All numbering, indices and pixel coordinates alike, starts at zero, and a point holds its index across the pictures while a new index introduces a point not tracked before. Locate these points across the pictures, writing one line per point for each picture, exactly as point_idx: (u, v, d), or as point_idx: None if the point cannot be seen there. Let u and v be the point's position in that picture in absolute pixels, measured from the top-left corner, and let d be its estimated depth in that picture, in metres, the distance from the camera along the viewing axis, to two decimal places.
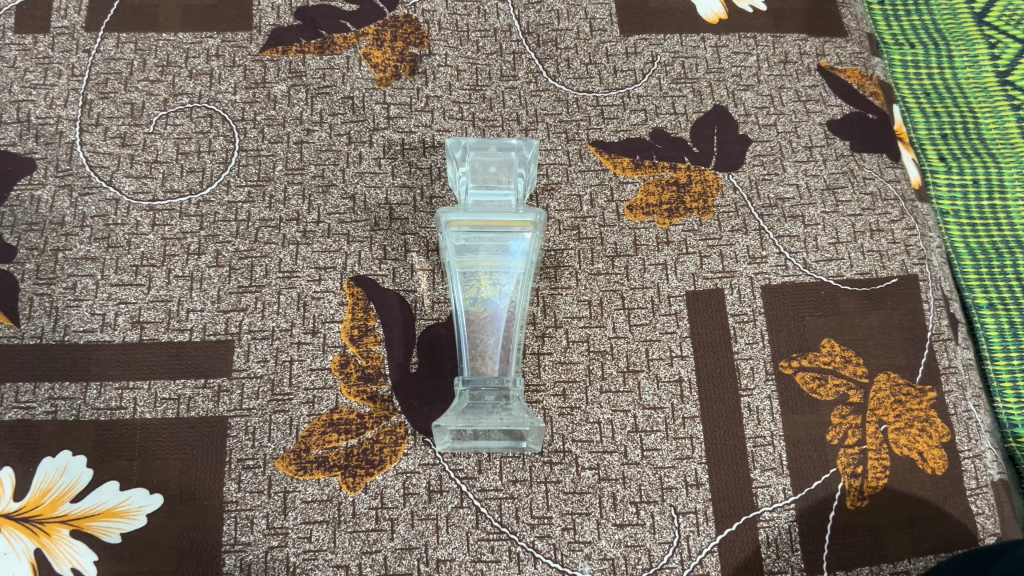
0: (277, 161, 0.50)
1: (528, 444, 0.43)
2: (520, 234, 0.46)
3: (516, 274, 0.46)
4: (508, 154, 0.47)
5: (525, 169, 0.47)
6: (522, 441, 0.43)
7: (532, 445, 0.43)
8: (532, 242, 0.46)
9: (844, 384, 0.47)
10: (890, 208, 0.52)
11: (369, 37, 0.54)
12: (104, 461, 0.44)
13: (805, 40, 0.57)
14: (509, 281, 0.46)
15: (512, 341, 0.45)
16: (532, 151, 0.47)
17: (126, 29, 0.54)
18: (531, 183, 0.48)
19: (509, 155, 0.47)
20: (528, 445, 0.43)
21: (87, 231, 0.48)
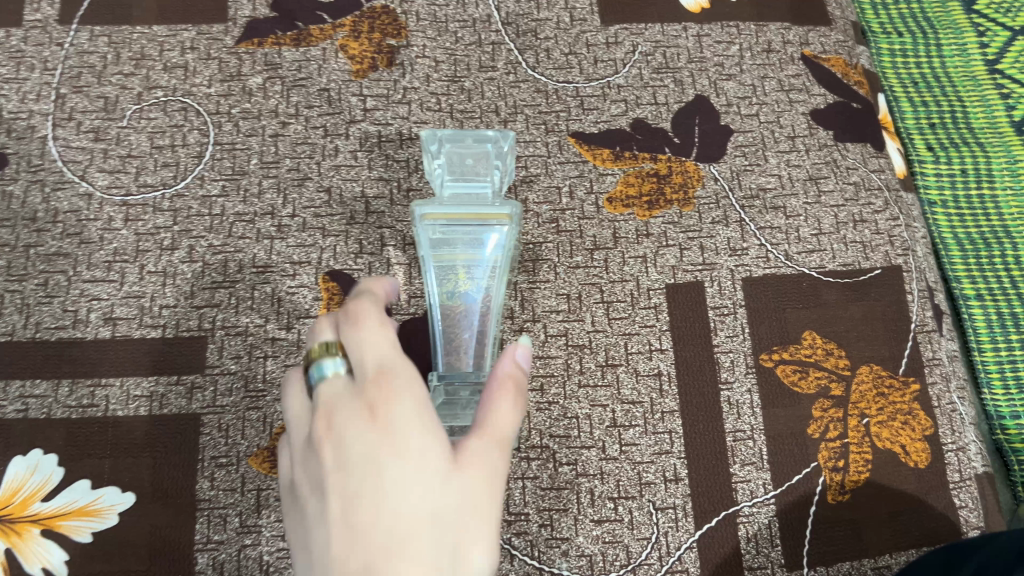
0: (252, 154, 0.50)
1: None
2: (495, 227, 0.45)
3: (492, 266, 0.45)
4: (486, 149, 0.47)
5: (502, 165, 0.47)
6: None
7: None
8: (507, 235, 0.46)
9: (826, 377, 0.47)
10: (873, 198, 0.51)
11: (346, 28, 0.53)
12: (75, 459, 0.43)
13: (789, 29, 0.56)
14: (483, 274, 0.45)
15: (487, 335, 0.44)
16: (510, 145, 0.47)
17: (100, 22, 0.53)
18: (508, 176, 0.47)
19: (487, 150, 0.47)
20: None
21: (60, 227, 0.48)
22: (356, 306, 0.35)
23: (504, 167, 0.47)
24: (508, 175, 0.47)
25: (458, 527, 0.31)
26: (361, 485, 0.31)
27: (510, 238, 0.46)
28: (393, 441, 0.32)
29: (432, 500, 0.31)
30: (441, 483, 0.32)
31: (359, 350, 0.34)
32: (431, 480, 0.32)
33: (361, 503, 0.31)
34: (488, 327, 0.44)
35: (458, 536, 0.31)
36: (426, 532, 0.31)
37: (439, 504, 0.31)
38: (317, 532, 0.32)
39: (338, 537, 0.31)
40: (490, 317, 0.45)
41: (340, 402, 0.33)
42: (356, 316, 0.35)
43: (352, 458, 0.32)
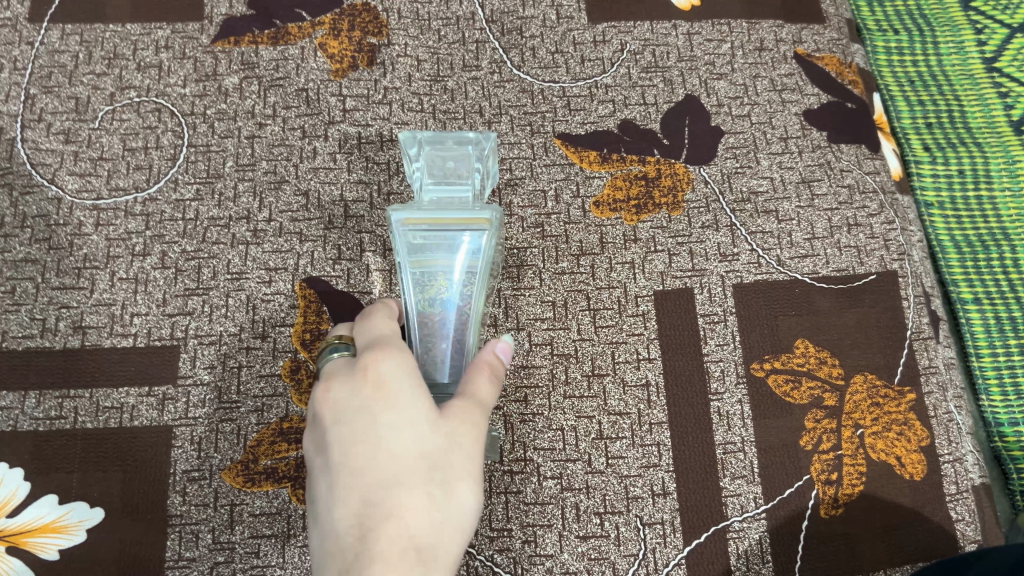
0: (228, 156, 0.48)
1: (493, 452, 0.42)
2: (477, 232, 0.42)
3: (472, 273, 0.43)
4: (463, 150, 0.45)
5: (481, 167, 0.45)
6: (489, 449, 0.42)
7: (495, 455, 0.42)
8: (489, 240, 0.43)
9: (819, 387, 0.45)
10: (868, 201, 0.50)
11: (325, 27, 0.52)
12: (42, 473, 0.42)
13: (781, 26, 0.54)
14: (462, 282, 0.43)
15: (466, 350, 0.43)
16: (490, 146, 0.46)
17: (72, 20, 0.51)
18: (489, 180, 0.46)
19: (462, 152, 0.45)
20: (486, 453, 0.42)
21: (28, 232, 0.46)
22: (368, 309, 0.39)
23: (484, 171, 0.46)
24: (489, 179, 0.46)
25: (448, 466, 0.34)
26: (357, 433, 0.34)
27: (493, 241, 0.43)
28: (384, 394, 0.34)
29: (424, 441, 0.33)
30: (431, 426, 0.34)
31: (363, 333, 0.37)
32: (422, 424, 0.34)
33: (358, 449, 0.33)
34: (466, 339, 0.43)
35: (449, 474, 0.34)
36: (419, 468, 0.33)
37: (430, 447, 0.33)
38: (319, 482, 0.34)
39: (339, 481, 0.33)
40: (468, 329, 0.43)
41: (339, 371, 0.36)
42: (367, 313, 0.38)
43: (348, 412, 0.34)
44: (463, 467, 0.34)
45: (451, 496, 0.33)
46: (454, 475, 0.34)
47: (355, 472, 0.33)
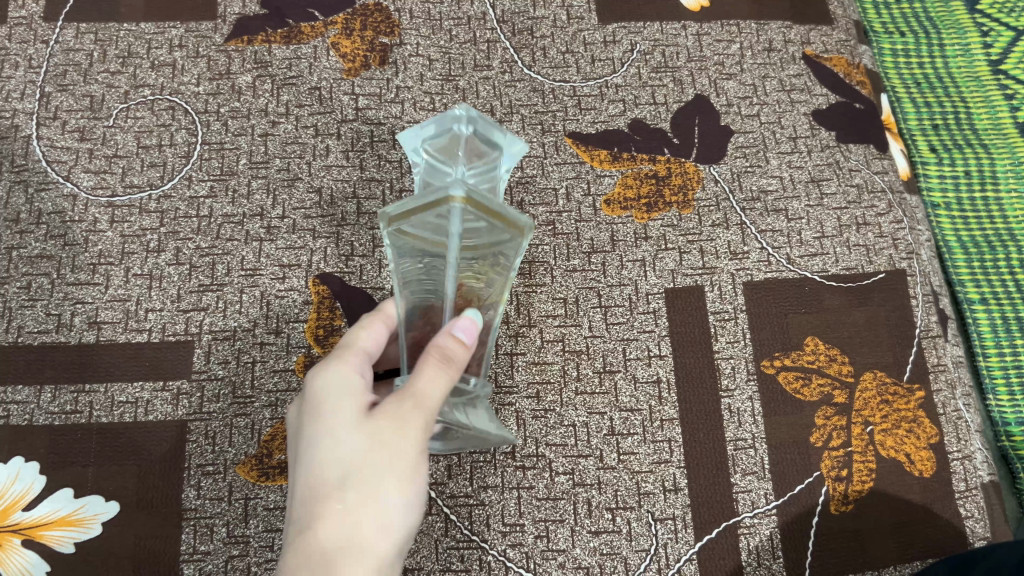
0: (241, 154, 0.48)
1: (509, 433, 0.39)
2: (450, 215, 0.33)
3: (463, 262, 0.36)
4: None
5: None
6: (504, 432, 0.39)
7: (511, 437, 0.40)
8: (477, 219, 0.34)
9: (828, 384, 0.46)
10: (876, 201, 0.50)
11: (337, 26, 0.52)
12: (58, 467, 0.42)
13: (790, 28, 0.55)
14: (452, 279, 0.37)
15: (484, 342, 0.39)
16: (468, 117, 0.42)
17: (86, 19, 0.52)
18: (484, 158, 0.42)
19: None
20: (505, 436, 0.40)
21: (43, 228, 0.47)
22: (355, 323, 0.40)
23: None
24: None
25: (359, 467, 0.33)
26: (295, 449, 0.35)
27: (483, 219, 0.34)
28: (316, 403, 0.35)
29: (340, 445, 0.33)
30: (347, 430, 0.33)
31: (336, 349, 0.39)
32: (341, 429, 0.33)
33: (294, 464, 0.34)
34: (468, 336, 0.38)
35: (364, 475, 0.33)
36: (332, 474, 0.33)
37: (345, 450, 0.33)
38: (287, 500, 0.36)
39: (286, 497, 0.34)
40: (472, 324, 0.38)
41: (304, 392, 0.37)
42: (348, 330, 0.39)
43: (293, 431, 0.35)
44: (380, 468, 0.33)
45: (365, 497, 0.32)
46: (368, 477, 0.33)
47: (292, 482, 0.34)
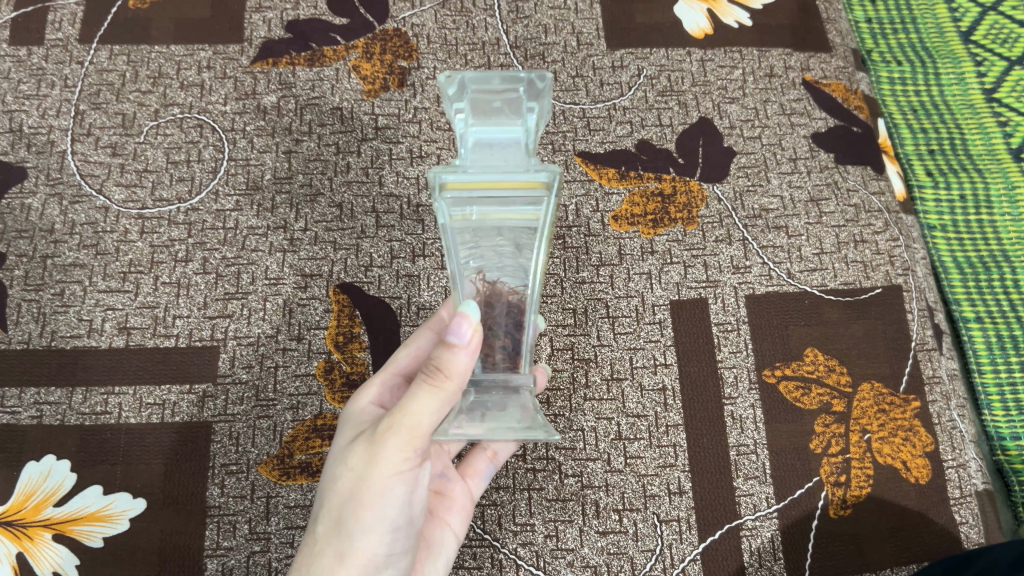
0: (266, 170, 0.51)
1: (536, 432, 0.33)
2: (446, 195, 0.29)
3: (471, 231, 0.32)
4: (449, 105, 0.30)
5: (496, 88, 0.30)
6: (536, 430, 0.34)
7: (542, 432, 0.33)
8: (478, 194, 0.29)
9: (827, 393, 0.47)
10: (873, 220, 0.52)
11: (359, 50, 0.55)
12: (88, 465, 0.44)
13: (790, 55, 0.57)
14: (461, 244, 0.33)
15: (523, 331, 0.35)
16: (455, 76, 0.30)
17: (120, 42, 0.54)
18: (509, 113, 0.29)
19: (457, 101, 0.30)
20: (545, 433, 0.34)
21: (77, 238, 0.49)
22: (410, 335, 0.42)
23: (507, 90, 0.30)
24: (532, 90, 0.30)
25: (334, 497, 0.34)
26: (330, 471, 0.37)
27: (490, 190, 0.29)
28: (347, 427, 0.37)
29: (330, 470, 0.35)
30: (337, 457, 0.35)
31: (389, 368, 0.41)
32: (337, 454, 0.35)
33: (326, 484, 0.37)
34: (502, 321, 0.35)
35: (335, 503, 0.34)
36: (322, 500, 0.35)
37: (329, 476, 0.35)
38: None
39: None
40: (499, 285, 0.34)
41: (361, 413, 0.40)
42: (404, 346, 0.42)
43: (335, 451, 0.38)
44: (348, 501, 0.34)
45: (334, 534, 0.34)
46: (339, 508, 0.34)
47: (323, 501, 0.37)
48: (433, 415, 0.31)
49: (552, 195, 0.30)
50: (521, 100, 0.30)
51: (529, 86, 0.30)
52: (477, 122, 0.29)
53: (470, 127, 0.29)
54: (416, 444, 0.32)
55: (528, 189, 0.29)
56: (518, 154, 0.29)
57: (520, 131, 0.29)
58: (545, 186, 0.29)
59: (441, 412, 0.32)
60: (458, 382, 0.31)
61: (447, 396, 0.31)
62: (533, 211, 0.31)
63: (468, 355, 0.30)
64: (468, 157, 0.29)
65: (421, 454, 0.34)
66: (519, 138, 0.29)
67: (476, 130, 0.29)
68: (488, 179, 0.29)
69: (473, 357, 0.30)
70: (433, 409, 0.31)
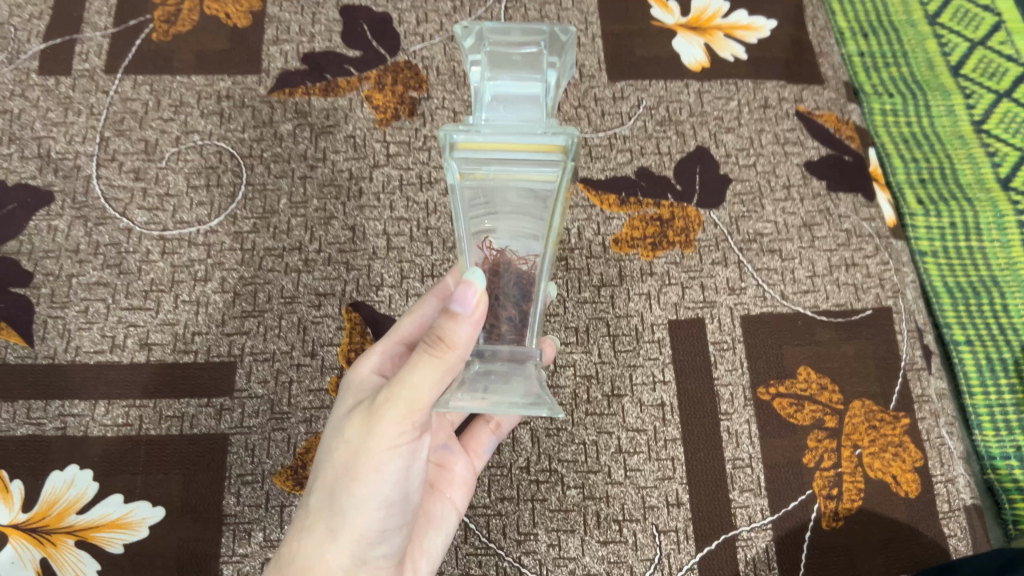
0: (282, 195, 0.53)
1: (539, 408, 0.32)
2: (458, 153, 0.29)
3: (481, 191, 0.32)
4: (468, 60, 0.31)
5: (514, 44, 0.30)
6: (540, 406, 0.32)
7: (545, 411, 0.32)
8: (492, 156, 0.29)
9: (820, 410, 0.49)
10: (864, 244, 0.55)
11: (371, 81, 0.57)
12: (110, 474, 0.46)
13: (784, 87, 0.60)
14: (471, 200, 0.32)
15: (531, 302, 0.35)
16: (477, 31, 0.31)
17: (143, 72, 0.57)
18: (526, 71, 0.30)
19: (475, 56, 0.31)
20: (550, 411, 0.32)
21: (101, 258, 0.51)
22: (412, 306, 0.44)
23: (526, 47, 0.30)
24: (551, 46, 0.31)
25: (329, 471, 0.35)
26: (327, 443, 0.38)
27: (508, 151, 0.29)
28: (347, 400, 0.38)
29: (326, 442, 0.36)
30: (334, 429, 0.36)
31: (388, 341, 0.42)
32: (334, 426, 0.36)
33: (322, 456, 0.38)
34: (511, 290, 0.35)
35: (330, 474, 0.35)
36: (317, 471, 0.36)
37: (326, 447, 0.35)
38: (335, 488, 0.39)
39: None
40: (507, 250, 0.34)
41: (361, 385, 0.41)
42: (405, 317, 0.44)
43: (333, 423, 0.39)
44: (342, 474, 0.34)
45: (327, 506, 0.35)
46: (333, 481, 0.34)
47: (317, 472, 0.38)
48: (431, 388, 0.32)
49: (569, 160, 0.29)
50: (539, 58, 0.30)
51: (548, 41, 0.30)
52: (494, 77, 0.30)
53: (486, 82, 0.30)
54: (413, 418, 0.33)
55: (544, 151, 0.29)
56: (534, 111, 0.30)
57: (539, 86, 0.30)
58: (563, 150, 0.29)
59: (441, 385, 0.32)
60: (459, 353, 0.31)
61: (448, 368, 0.32)
62: (548, 174, 0.30)
63: (472, 326, 0.31)
64: (483, 111, 0.30)
65: (418, 430, 0.34)
66: (537, 93, 0.30)
67: (493, 85, 0.30)
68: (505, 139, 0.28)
69: (476, 327, 0.31)
70: (432, 380, 0.32)
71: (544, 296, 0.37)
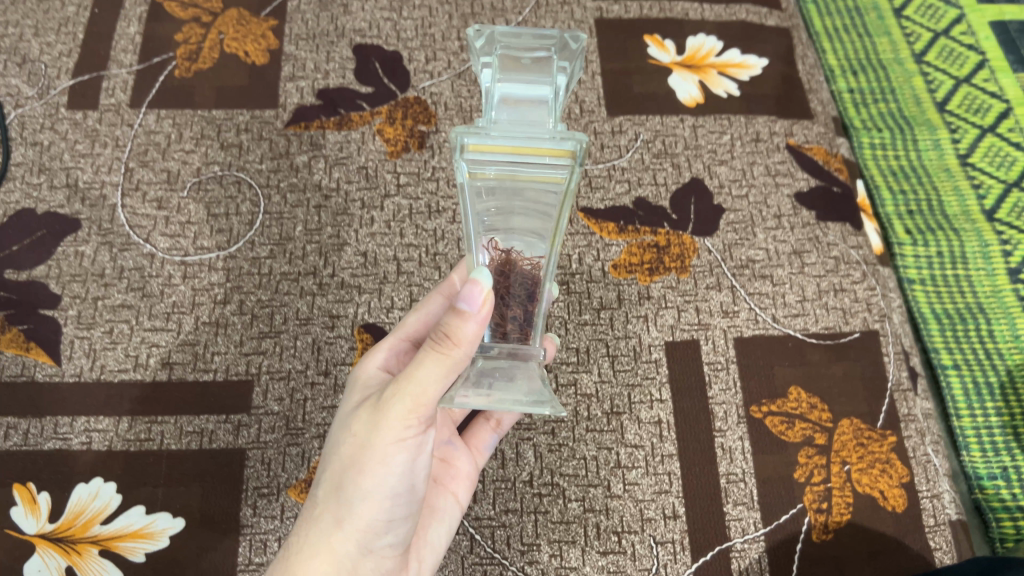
0: (298, 223, 0.56)
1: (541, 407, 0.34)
2: (467, 155, 0.30)
3: (492, 192, 0.33)
4: (481, 62, 0.32)
5: (525, 48, 0.32)
6: (542, 405, 0.34)
7: (546, 410, 0.34)
8: (503, 157, 0.30)
9: (810, 427, 0.52)
10: (852, 270, 0.57)
11: (383, 115, 0.60)
12: (133, 487, 0.48)
13: (775, 121, 0.63)
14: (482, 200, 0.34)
15: (536, 303, 0.38)
16: (490, 34, 0.32)
17: (166, 107, 0.60)
18: (537, 74, 0.31)
19: (487, 59, 0.32)
20: (552, 409, 0.34)
21: (125, 282, 0.54)
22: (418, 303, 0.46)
23: (536, 51, 0.32)
24: (561, 52, 0.32)
25: (338, 464, 0.37)
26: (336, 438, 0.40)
27: (517, 154, 0.30)
28: (355, 398, 0.40)
29: (335, 437, 0.38)
30: (344, 424, 0.38)
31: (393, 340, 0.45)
32: (343, 422, 0.38)
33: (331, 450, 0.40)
34: (518, 291, 0.37)
35: (338, 467, 0.37)
36: (327, 465, 0.38)
37: (335, 442, 0.38)
38: None
39: None
40: (515, 247, 0.36)
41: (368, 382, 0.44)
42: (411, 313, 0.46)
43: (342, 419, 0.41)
44: (350, 466, 0.36)
45: (335, 497, 0.37)
46: (341, 473, 0.37)
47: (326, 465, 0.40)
48: (437, 382, 0.34)
49: (577, 164, 0.31)
50: (549, 61, 0.32)
51: (558, 46, 0.32)
52: (504, 78, 0.31)
53: (498, 82, 0.31)
54: (419, 412, 0.35)
55: (554, 156, 0.30)
56: (542, 112, 0.31)
57: (548, 88, 0.31)
58: (571, 154, 0.30)
59: (446, 381, 0.34)
60: (464, 349, 0.33)
61: (453, 362, 0.33)
62: (557, 177, 0.32)
63: (477, 325, 0.33)
64: (494, 112, 0.31)
65: (423, 425, 0.36)
66: (545, 95, 0.31)
67: (503, 86, 0.31)
68: (514, 143, 0.30)
69: (481, 325, 0.33)
70: (436, 376, 0.34)
71: (548, 297, 0.39)
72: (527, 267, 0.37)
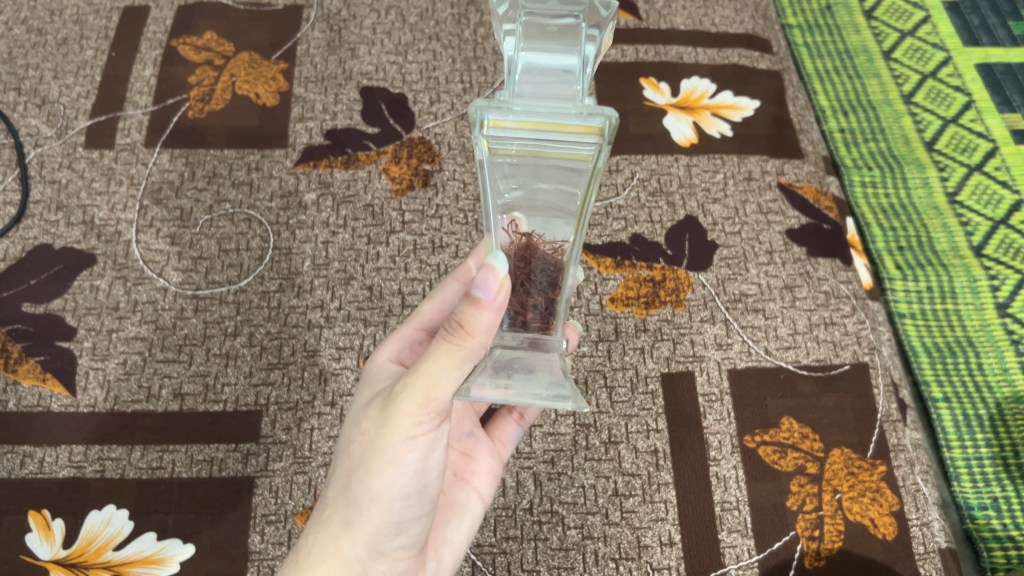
0: (306, 258, 0.58)
1: (562, 401, 0.35)
2: (490, 129, 0.33)
3: (514, 168, 0.35)
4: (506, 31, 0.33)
5: (551, 15, 0.33)
6: (564, 399, 0.35)
7: (566, 403, 0.35)
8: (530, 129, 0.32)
9: (802, 457, 0.53)
10: (842, 304, 0.59)
11: (388, 154, 0.63)
12: (144, 514, 0.49)
13: (767, 160, 0.65)
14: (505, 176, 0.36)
15: (557, 290, 0.39)
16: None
17: (179, 146, 0.63)
18: (562, 41, 0.32)
19: (511, 27, 0.33)
20: (574, 403, 0.36)
21: (138, 315, 0.56)
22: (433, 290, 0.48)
23: (563, 18, 0.32)
24: (589, 19, 0.33)
25: (350, 464, 0.39)
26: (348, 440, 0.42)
27: (543, 126, 0.32)
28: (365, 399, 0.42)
29: (347, 439, 0.40)
30: (356, 427, 0.40)
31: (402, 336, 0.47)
32: (354, 424, 0.40)
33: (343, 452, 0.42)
34: (539, 277, 0.39)
35: (351, 467, 0.39)
36: (340, 467, 0.40)
37: (348, 443, 0.40)
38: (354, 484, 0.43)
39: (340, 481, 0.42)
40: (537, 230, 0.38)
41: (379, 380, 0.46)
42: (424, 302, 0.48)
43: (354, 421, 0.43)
44: (361, 467, 0.38)
45: (347, 498, 0.39)
46: (353, 473, 0.38)
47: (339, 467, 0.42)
48: (449, 375, 0.36)
49: (604, 142, 0.33)
50: (577, 28, 0.32)
51: (586, 14, 0.32)
52: (528, 46, 0.32)
53: (521, 51, 0.32)
54: (430, 407, 0.37)
55: (582, 132, 0.32)
56: (566, 82, 0.32)
57: (574, 59, 0.32)
58: (598, 132, 0.32)
59: (456, 374, 0.36)
60: (477, 339, 0.35)
61: (466, 352, 0.35)
62: (583, 154, 0.34)
63: (490, 314, 0.35)
64: (518, 83, 0.32)
65: (435, 421, 0.38)
66: (570, 65, 0.32)
67: (527, 54, 0.32)
68: (541, 116, 0.31)
69: (495, 315, 0.35)
70: (449, 368, 0.36)
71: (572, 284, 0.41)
72: (548, 251, 0.38)
